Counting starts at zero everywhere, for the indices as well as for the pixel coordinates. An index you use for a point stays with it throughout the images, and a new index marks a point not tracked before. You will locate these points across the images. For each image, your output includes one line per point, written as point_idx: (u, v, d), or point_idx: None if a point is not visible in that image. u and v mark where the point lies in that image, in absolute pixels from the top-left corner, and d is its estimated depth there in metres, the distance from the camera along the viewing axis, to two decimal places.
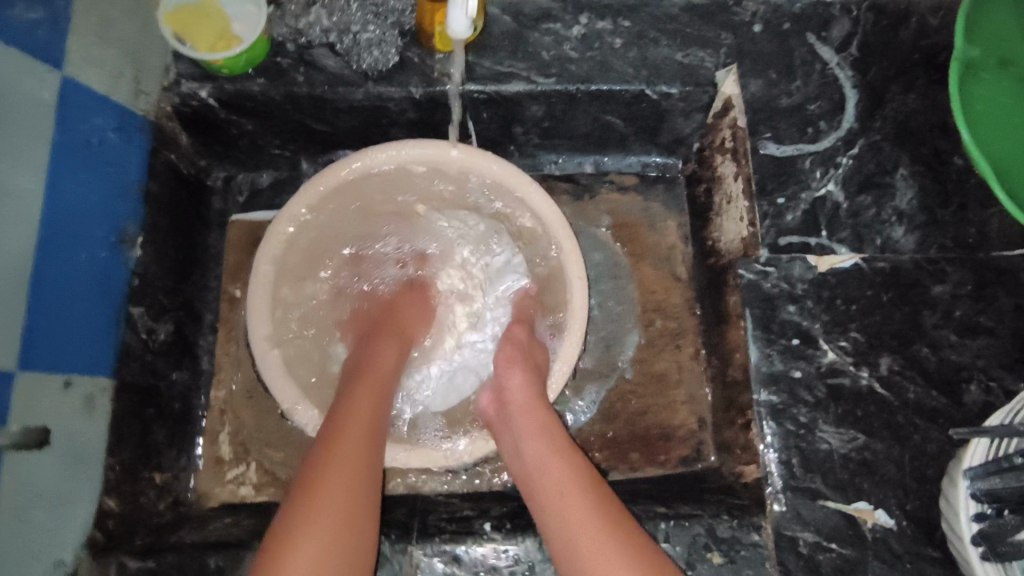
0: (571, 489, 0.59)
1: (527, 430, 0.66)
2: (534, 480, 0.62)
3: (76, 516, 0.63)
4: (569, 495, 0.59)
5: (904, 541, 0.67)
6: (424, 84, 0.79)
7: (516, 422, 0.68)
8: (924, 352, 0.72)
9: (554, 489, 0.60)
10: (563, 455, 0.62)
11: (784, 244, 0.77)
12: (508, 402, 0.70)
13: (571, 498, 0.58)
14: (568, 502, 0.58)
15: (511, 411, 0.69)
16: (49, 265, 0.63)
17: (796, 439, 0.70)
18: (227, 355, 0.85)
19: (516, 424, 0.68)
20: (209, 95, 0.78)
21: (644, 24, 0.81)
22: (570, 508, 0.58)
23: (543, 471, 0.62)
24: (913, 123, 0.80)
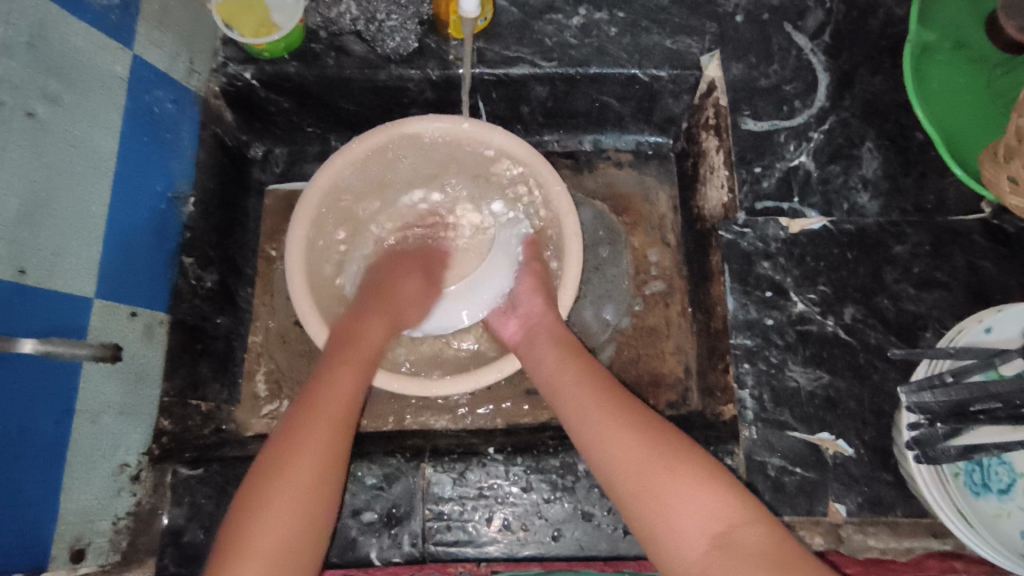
0: (583, 381, 0.73)
1: (543, 341, 0.79)
2: (556, 381, 0.75)
3: (138, 428, 0.73)
4: (584, 388, 0.72)
5: (861, 466, 0.75)
6: (441, 67, 0.89)
7: (537, 340, 0.80)
8: (885, 303, 0.81)
9: (572, 384, 0.73)
10: (578, 357, 0.76)
11: (761, 207, 0.85)
12: (531, 325, 0.82)
13: (586, 390, 0.72)
14: (582, 393, 0.72)
15: (536, 327, 0.81)
16: (119, 213, 0.73)
17: (767, 376, 0.79)
18: (264, 306, 0.95)
19: (537, 342, 0.79)
20: (251, 76, 0.89)
21: (637, 15, 0.91)
22: (583, 398, 0.71)
23: (561, 373, 0.75)
24: (880, 102, 0.88)
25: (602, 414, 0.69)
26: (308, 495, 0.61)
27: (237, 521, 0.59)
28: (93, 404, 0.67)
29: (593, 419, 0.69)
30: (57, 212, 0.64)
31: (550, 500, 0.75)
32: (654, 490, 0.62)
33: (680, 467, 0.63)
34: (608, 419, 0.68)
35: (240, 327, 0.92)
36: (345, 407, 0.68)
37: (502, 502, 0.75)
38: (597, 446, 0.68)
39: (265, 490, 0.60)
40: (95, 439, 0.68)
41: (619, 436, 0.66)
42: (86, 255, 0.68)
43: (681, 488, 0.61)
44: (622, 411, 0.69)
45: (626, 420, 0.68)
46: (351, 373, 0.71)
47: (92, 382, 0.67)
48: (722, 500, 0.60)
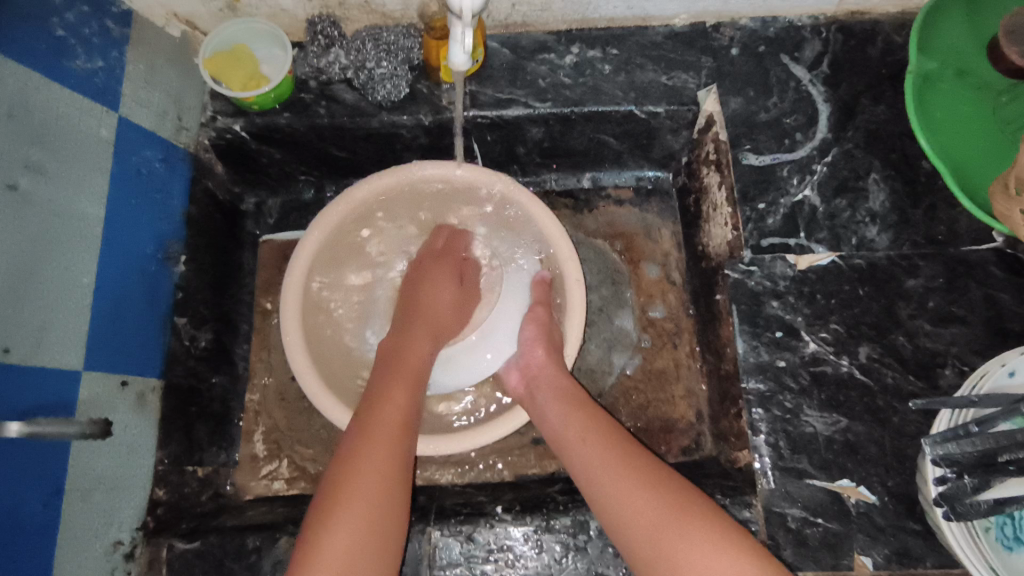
0: (592, 435, 0.70)
1: (547, 389, 0.76)
2: (561, 436, 0.72)
3: (131, 502, 0.70)
4: (591, 442, 0.69)
5: (887, 515, 0.72)
6: (433, 112, 0.88)
7: (541, 392, 0.77)
8: (901, 341, 0.78)
9: (577, 439, 0.70)
10: (584, 410, 0.73)
11: (767, 244, 0.83)
12: (534, 376, 0.78)
13: (593, 444, 0.69)
14: (589, 448, 0.69)
15: (539, 378, 0.78)
16: (108, 278, 0.71)
17: (783, 423, 0.76)
18: (261, 361, 0.93)
19: (542, 394, 0.76)
20: (242, 128, 0.87)
21: (631, 52, 0.90)
22: (591, 454, 0.68)
23: (567, 426, 0.72)
24: (883, 131, 0.87)
25: (610, 469, 0.66)
26: (373, 529, 0.59)
27: (302, 542, 0.58)
28: (84, 482, 0.64)
29: (603, 474, 0.66)
30: (42, 284, 0.62)
31: (562, 562, 0.72)
32: (668, 555, 0.59)
33: (694, 529, 0.59)
34: (617, 475, 0.65)
35: (237, 385, 0.90)
36: (400, 425, 0.67)
37: (514, 566, 0.72)
38: (608, 505, 0.64)
39: (325, 513, 0.59)
40: (87, 518, 0.65)
41: (630, 495, 0.63)
42: (73, 326, 0.65)
43: (697, 546, 0.58)
44: (633, 467, 0.66)
45: (638, 477, 0.65)
46: (405, 382, 0.71)
47: (82, 459, 0.65)
48: (740, 566, 0.56)
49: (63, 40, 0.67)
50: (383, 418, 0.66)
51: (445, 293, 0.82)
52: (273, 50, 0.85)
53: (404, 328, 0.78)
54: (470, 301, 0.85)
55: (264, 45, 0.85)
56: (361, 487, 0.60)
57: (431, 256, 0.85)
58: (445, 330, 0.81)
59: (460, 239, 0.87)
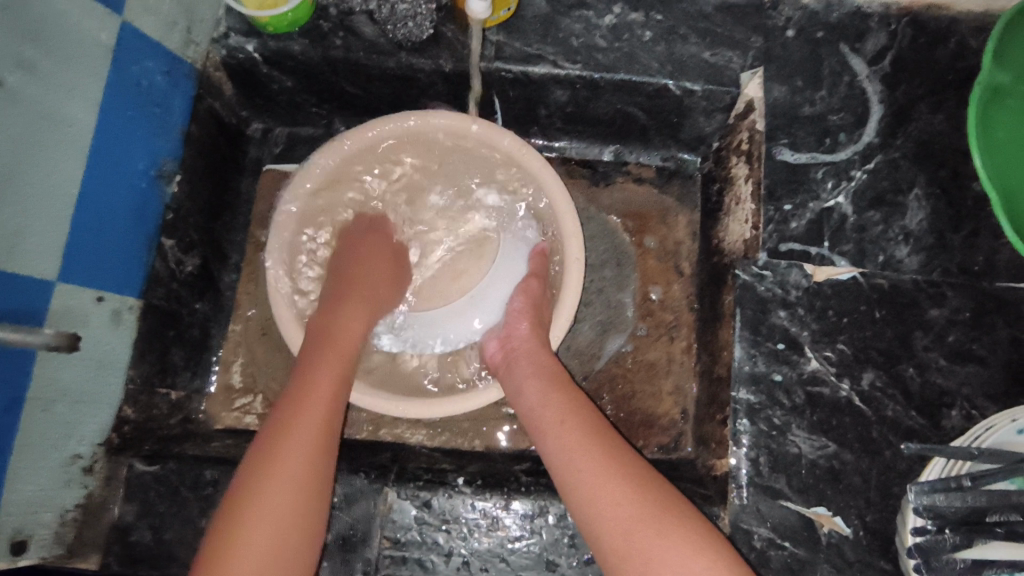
0: (569, 418, 0.67)
1: (529, 364, 0.73)
2: (537, 415, 0.68)
3: (96, 418, 0.70)
4: (569, 426, 0.66)
5: (857, 550, 0.69)
6: (454, 59, 0.83)
7: (519, 365, 0.73)
8: (909, 372, 0.73)
9: (556, 421, 0.67)
10: (563, 390, 0.70)
11: (785, 250, 0.77)
12: (513, 349, 0.75)
13: (570, 428, 0.65)
14: (567, 429, 0.66)
15: (519, 355, 0.74)
16: (93, 190, 0.69)
17: (767, 439, 0.72)
18: (248, 293, 0.90)
19: (519, 367, 0.73)
20: (254, 49, 0.83)
21: (676, 20, 0.83)
22: (568, 434, 0.65)
23: (545, 407, 0.68)
24: (936, 144, 0.79)
25: (587, 455, 0.63)
26: (277, 554, 0.55)
27: (206, 557, 0.54)
28: (48, 393, 0.64)
29: (578, 460, 0.63)
30: (21, 188, 0.60)
31: (515, 543, 0.70)
32: (642, 553, 0.56)
33: (674, 529, 0.57)
34: (597, 463, 0.62)
35: (221, 313, 0.88)
36: (323, 421, 0.62)
37: (465, 539, 0.70)
38: (579, 493, 0.61)
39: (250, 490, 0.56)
40: (46, 429, 0.64)
41: (606, 488, 0.60)
42: (50, 235, 0.64)
43: (676, 545, 0.56)
44: (614, 458, 0.63)
45: (616, 469, 0.62)
46: (337, 363, 0.67)
47: (47, 370, 0.64)
48: (717, 571, 0.54)
49: None
50: (309, 406, 0.62)
51: (383, 278, 0.79)
52: None
53: (340, 296, 0.74)
54: (404, 282, 0.83)
55: None
56: (265, 493, 0.56)
57: (359, 249, 0.80)
58: (385, 300, 0.78)
59: (380, 230, 0.83)
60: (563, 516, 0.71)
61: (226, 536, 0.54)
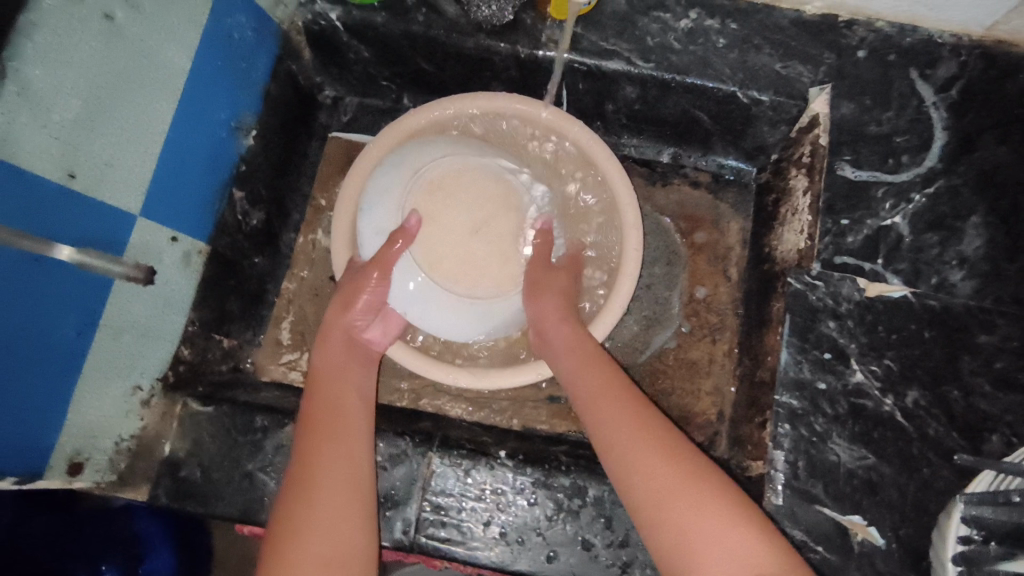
0: (602, 393, 0.68)
1: (567, 332, 0.74)
2: (577, 391, 0.70)
3: (157, 353, 0.72)
4: (604, 400, 0.67)
5: (889, 562, 0.69)
6: (532, 47, 0.85)
7: (558, 337, 0.74)
8: (954, 395, 0.74)
9: (589, 397, 0.69)
10: (598, 363, 0.71)
11: (840, 262, 0.79)
12: (549, 324, 0.75)
13: (604, 401, 0.67)
14: (599, 404, 0.67)
15: (550, 328, 0.75)
16: (178, 134, 0.70)
17: (807, 444, 0.73)
18: (304, 254, 0.93)
19: (558, 339, 0.74)
20: (337, 17, 0.85)
21: (751, 30, 0.84)
22: (601, 408, 0.67)
23: (582, 382, 0.70)
24: (1000, 176, 0.79)
25: (620, 428, 0.64)
26: (347, 485, 0.64)
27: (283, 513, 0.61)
28: (119, 323, 0.66)
29: (614, 431, 0.64)
30: (116, 122, 0.62)
31: (552, 520, 0.71)
32: (675, 523, 0.57)
33: (708, 499, 0.57)
34: (627, 435, 0.63)
35: (276, 269, 0.90)
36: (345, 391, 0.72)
37: (503, 509, 0.72)
38: (613, 465, 0.63)
39: (306, 464, 0.65)
40: (113, 357, 0.66)
41: (639, 460, 0.61)
42: (136, 170, 0.65)
43: (713, 514, 0.56)
44: (641, 431, 0.64)
45: (647, 441, 0.62)
46: (352, 353, 0.76)
47: (121, 300, 0.66)
48: (751, 540, 0.54)
49: None
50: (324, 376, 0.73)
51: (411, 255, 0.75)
52: None
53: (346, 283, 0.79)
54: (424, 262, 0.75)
55: None
56: (323, 443, 0.66)
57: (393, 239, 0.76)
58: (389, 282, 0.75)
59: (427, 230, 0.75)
60: (600, 497, 0.71)
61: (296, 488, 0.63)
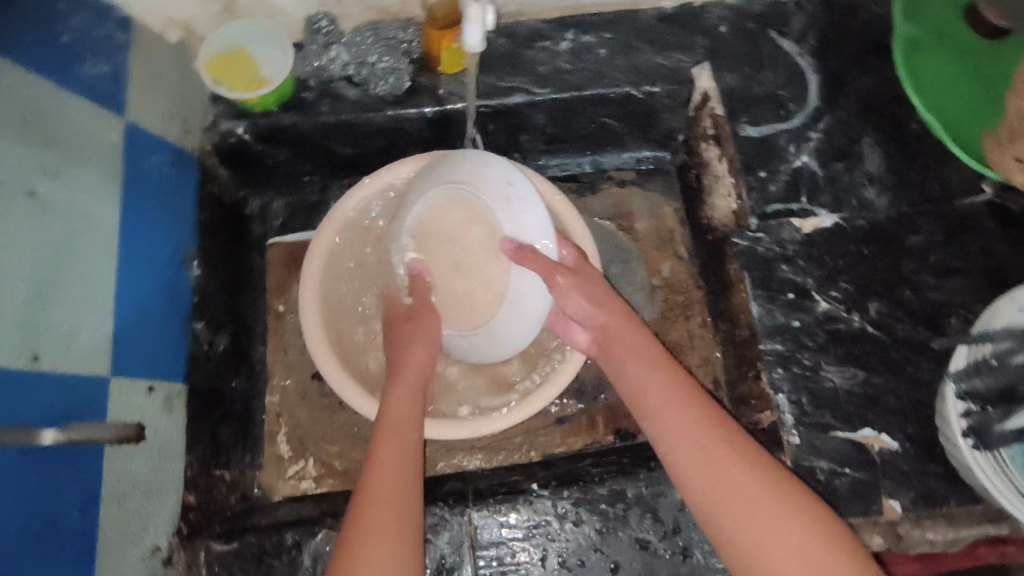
0: (677, 403, 0.66)
1: (633, 335, 0.72)
2: (647, 401, 0.68)
3: (165, 506, 0.70)
4: (686, 413, 0.65)
5: (910, 461, 0.74)
6: (436, 104, 0.88)
7: (613, 350, 0.73)
8: (908, 295, 0.81)
9: (664, 408, 0.66)
10: (669, 371, 0.69)
11: (772, 211, 0.85)
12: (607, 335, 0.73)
13: (682, 414, 0.65)
14: (674, 416, 0.65)
15: (607, 334, 0.73)
16: (129, 284, 0.70)
17: (804, 380, 0.78)
18: (278, 362, 0.91)
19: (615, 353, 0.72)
20: (245, 131, 0.87)
21: (625, 35, 0.92)
22: (677, 420, 0.65)
23: (654, 390, 0.68)
24: (876, 99, 0.89)
25: (709, 442, 0.63)
26: (401, 524, 0.58)
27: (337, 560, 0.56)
28: (120, 489, 0.64)
29: (699, 446, 0.63)
30: (67, 291, 0.61)
31: (604, 532, 0.72)
32: (765, 540, 0.56)
33: (797, 520, 0.57)
34: (716, 451, 0.62)
35: (257, 387, 0.88)
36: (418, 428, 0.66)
37: (555, 539, 0.72)
38: (693, 478, 0.61)
39: (365, 496, 0.59)
40: (124, 524, 0.64)
41: (727, 477, 0.60)
42: (98, 331, 0.65)
43: (789, 519, 0.57)
44: (721, 429, 0.64)
45: (735, 456, 0.62)
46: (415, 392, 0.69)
47: (116, 464, 0.64)
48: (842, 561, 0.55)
49: (69, 45, 0.67)
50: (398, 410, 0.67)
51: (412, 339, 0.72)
52: (273, 52, 0.85)
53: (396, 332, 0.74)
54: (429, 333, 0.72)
55: (265, 47, 0.85)
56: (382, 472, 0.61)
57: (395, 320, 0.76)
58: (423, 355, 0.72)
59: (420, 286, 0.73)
60: (640, 495, 0.73)
61: (352, 534, 0.57)
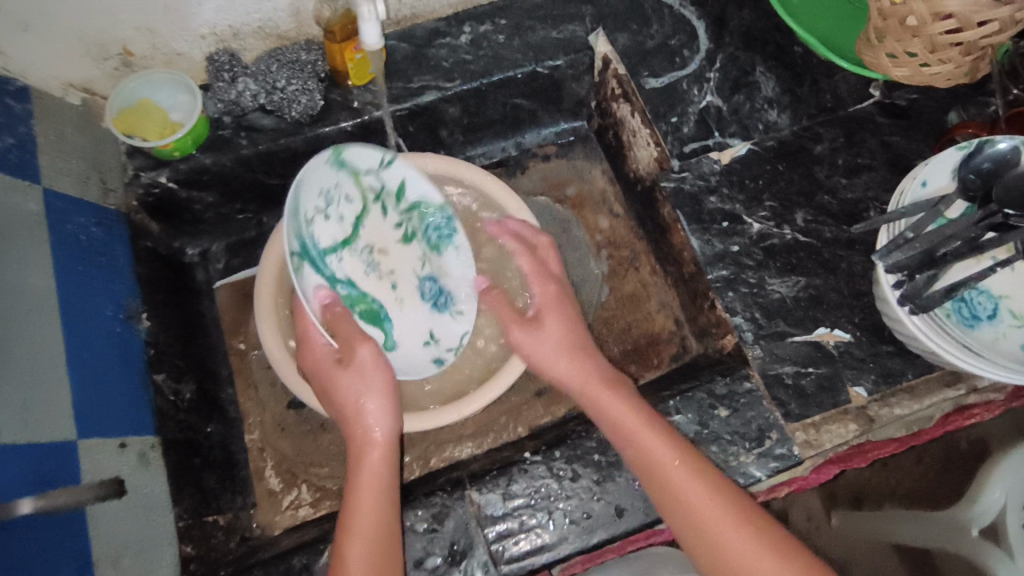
0: (642, 430, 0.68)
1: (606, 402, 0.72)
2: (617, 430, 0.69)
3: (162, 559, 0.68)
4: (651, 439, 0.67)
5: (862, 346, 0.79)
6: (353, 116, 0.91)
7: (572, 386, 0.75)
8: (827, 199, 0.87)
9: (631, 435, 0.68)
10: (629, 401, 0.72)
11: (689, 150, 0.90)
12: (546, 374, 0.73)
13: (649, 441, 0.67)
14: (643, 441, 0.67)
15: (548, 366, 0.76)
16: (77, 348, 0.69)
17: (753, 296, 0.82)
18: (251, 400, 0.91)
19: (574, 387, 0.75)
20: (168, 179, 0.86)
21: (518, 18, 0.96)
22: (645, 445, 0.67)
23: (618, 419, 0.70)
24: (755, 31, 0.95)
25: (675, 469, 0.65)
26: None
27: None
28: (109, 551, 0.63)
29: (667, 471, 0.65)
30: (13, 361, 0.60)
31: (602, 481, 0.74)
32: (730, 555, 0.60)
33: (755, 534, 0.61)
34: (682, 477, 0.64)
35: (233, 429, 0.87)
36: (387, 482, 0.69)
37: (557, 498, 0.74)
38: (665, 506, 0.64)
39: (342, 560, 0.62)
40: None
41: (696, 498, 0.63)
42: (55, 398, 0.63)
43: (750, 542, 0.60)
44: (684, 455, 0.66)
45: (697, 477, 0.64)
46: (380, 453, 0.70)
47: (102, 525, 0.63)
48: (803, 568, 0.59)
49: None
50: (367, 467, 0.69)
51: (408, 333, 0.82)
52: (177, 97, 0.86)
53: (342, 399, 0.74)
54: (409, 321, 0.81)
55: (168, 95, 0.86)
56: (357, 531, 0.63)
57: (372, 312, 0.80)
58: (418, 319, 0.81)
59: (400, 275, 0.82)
60: None
61: None
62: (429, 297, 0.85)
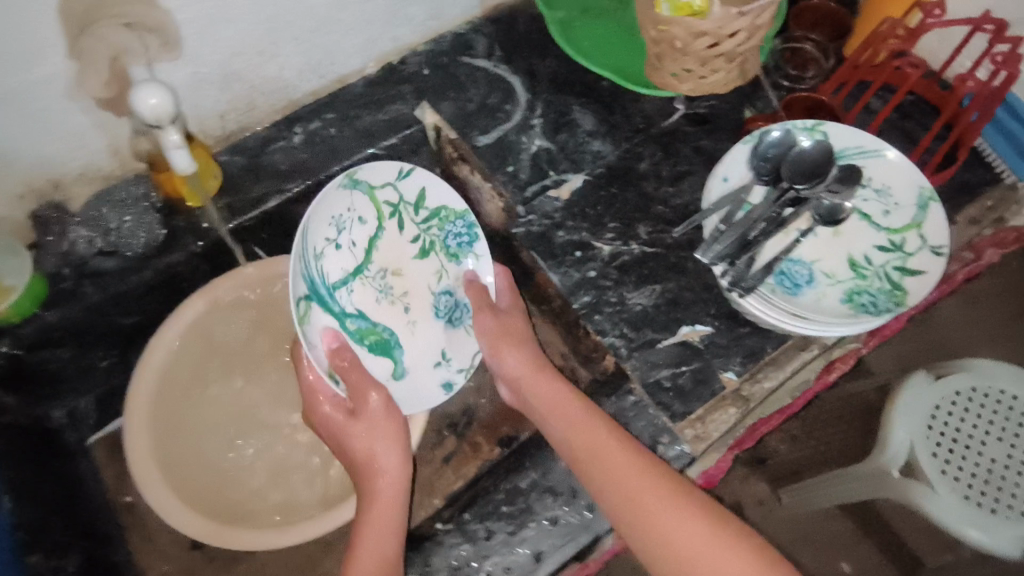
0: (604, 452, 0.70)
1: (561, 426, 0.74)
2: (578, 457, 0.71)
3: None
4: (614, 459, 0.69)
5: (723, 334, 0.85)
6: (198, 238, 0.93)
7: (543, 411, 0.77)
8: (662, 209, 0.94)
9: (593, 461, 0.70)
10: (589, 423, 0.73)
11: (530, 194, 0.95)
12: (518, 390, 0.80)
13: (611, 463, 0.69)
14: (608, 463, 0.69)
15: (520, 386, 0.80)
16: None
17: (617, 313, 0.87)
18: (150, 551, 0.86)
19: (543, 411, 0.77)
20: (12, 346, 0.85)
21: (344, 110, 1.01)
22: (612, 468, 0.69)
23: (578, 447, 0.71)
24: (563, 75, 1.03)
25: (642, 488, 0.66)
26: None
27: None
28: None
29: (632, 493, 0.66)
30: None
31: (517, 530, 0.75)
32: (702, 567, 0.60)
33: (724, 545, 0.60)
34: (651, 495, 0.66)
35: None
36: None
37: (480, 561, 0.74)
38: (637, 529, 0.65)
39: None
40: None
41: (662, 516, 0.64)
42: None
43: (727, 552, 0.60)
44: (648, 470, 0.68)
45: (658, 492, 0.66)
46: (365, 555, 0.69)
47: None
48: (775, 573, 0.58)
49: None
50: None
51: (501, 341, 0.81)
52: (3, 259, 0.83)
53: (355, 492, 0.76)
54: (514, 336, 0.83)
55: None
56: None
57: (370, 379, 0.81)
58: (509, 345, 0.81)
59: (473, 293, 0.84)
60: (533, 479, 0.77)
61: None
62: (445, 313, 0.86)
